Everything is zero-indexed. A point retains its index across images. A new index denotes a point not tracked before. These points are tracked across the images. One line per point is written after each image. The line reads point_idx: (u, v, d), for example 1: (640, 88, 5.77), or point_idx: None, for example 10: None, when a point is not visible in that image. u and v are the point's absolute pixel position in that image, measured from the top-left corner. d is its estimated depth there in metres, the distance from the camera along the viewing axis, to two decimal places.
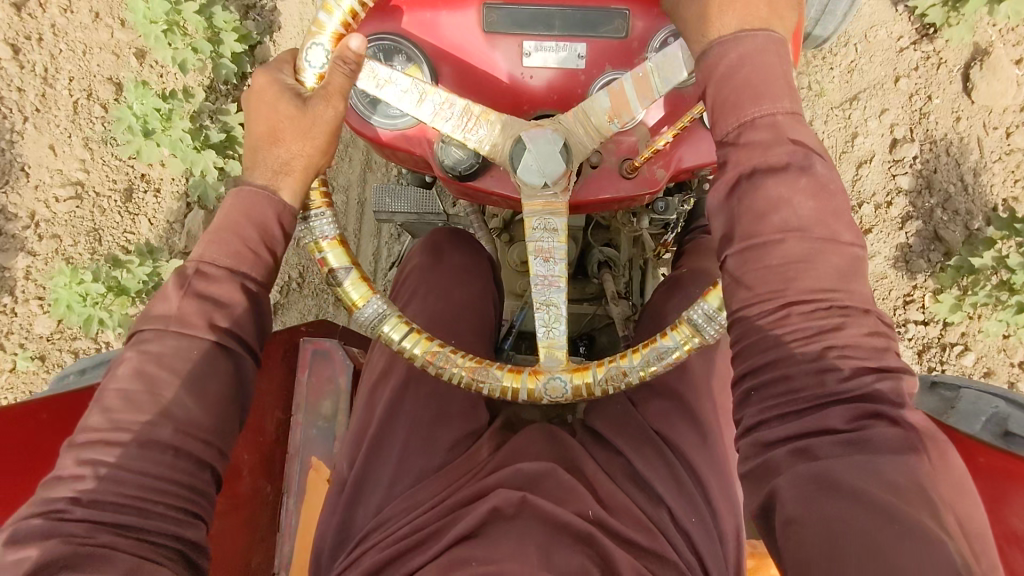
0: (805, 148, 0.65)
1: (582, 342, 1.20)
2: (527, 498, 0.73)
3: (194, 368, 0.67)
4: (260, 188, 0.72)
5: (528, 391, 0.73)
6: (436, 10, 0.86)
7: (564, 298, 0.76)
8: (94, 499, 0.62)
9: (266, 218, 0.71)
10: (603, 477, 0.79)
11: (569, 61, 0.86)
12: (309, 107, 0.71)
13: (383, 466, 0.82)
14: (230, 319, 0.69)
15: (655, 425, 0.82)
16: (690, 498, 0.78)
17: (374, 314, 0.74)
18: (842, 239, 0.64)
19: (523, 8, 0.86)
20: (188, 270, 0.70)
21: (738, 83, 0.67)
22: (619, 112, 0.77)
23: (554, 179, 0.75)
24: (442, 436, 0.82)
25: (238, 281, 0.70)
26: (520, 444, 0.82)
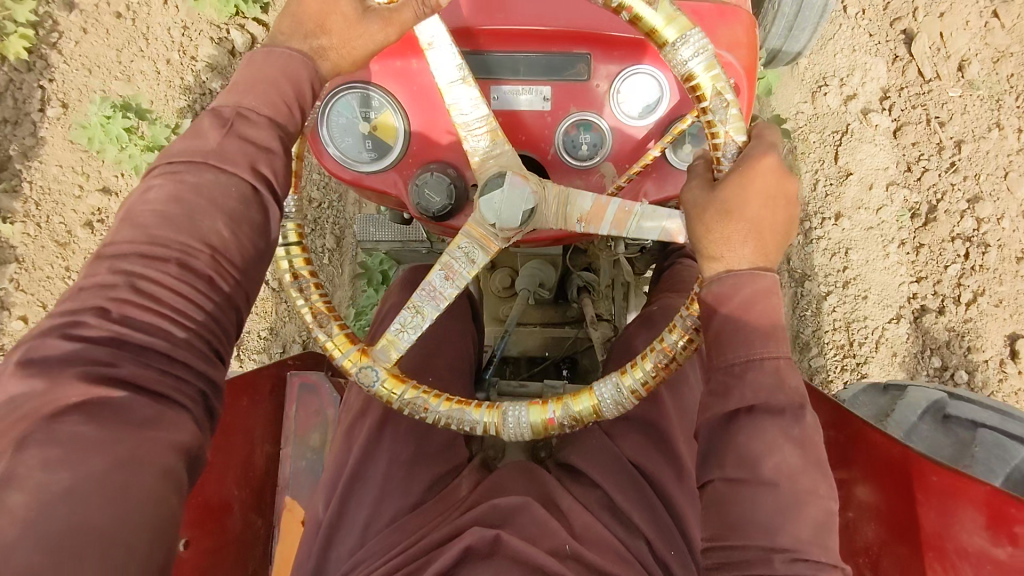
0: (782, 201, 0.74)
1: (566, 365, 1.42)
2: (500, 537, 0.75)
3: (233, 202, 0.67)
4: (294, 52, 0.75)
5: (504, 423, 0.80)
6: (407, 59, 0.91)
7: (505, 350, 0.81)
8: (123, 316, 0.59)
9: (301, 79, 0.74)
10: (579, 509, 0.83)
11: (535, 104, 0.90)
12: (365, 19, 0.76)
13: (363, 507, 0.86)
14: (269, 168, 0.70)
15: (631, 460, 0.88)
16: (660, 531, 0.85)
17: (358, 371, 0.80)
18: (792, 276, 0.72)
19: (488, 54, 0.89)
20: (226, 114, 0.70)
21: (739, 290, 0.70)
22: (591, 220, 0.81)
23: (504, 225, 0.78)
24: (418, 477, 0.87)
25: (274, 130, 0.71)
26: (497, 481, 0.86)
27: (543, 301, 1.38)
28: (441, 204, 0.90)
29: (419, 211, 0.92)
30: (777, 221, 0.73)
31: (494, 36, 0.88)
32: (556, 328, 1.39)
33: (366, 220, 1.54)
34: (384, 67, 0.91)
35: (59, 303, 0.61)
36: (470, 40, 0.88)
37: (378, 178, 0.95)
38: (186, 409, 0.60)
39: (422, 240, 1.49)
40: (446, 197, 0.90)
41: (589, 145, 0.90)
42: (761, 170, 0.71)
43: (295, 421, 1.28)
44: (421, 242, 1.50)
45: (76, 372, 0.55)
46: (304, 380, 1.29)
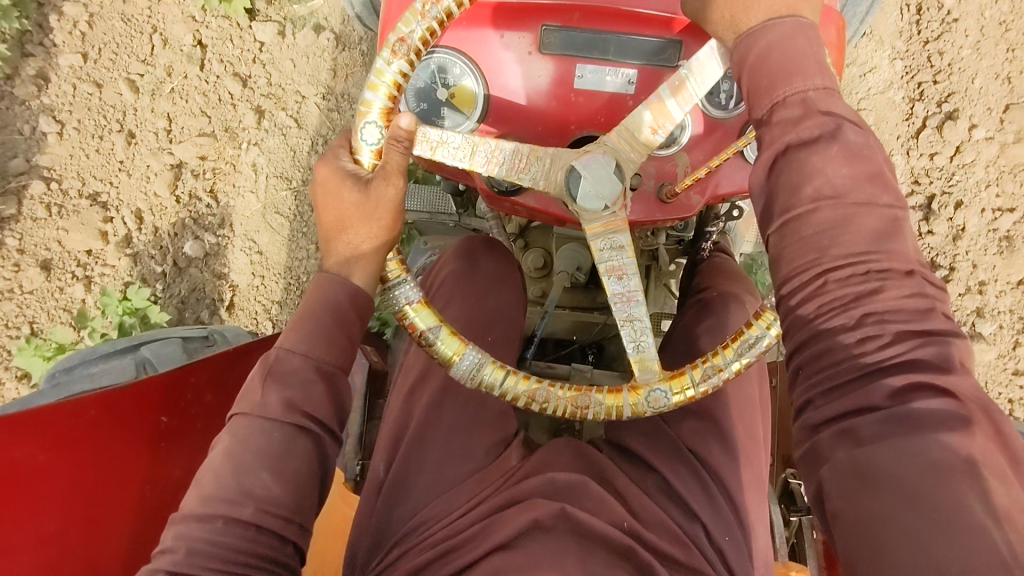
0: (837, 119, 0.66)
1: (592, 350, 1.41)
2: (566, 509, 0.74)
3: (273, 449, 0.71)
4: (333, 275, 0.76)
5: (631, 408, 0.77)
6: (494, 28, 0.91)
7: (644, 311, 0.79)
8: (188, 555, 0.67)
9: (338, 301, 0.75)
10: (635, 489, 0.81)
11: (619, 86, 0.91)
12: (371, 191, 0.73)
13: (420, 474, 0.83)
14: (306, 398, 0.73)
15: (689, 443, 0.83)
16: (720, 513, 0.81)
17: (471, 366, 0.76)
18: (880, 201, 0.64)
19: (580, 31, 0.90)
20: (271, 358, 0.74)
21: (772, 68, 0.69)
22: (660, 122, 0.79)
23: (612, 201, 0.77)
24: (476, 442, 0.85)
25: (314, 363, 0.74)
26: (548, 454, 0.85)
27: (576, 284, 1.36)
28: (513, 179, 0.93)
29: (487, 183, 0.95)
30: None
31: (588, 15, 0.91)
32: (585, 313, 1.38)
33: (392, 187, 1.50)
34: (470, 32, 0.91)
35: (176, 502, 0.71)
36: (565, 15, 0.91)
37: None
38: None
39: (451, 213, 1.50)
40: None
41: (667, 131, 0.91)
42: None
43: None
44: (449, 214, 1.50)
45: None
46: None
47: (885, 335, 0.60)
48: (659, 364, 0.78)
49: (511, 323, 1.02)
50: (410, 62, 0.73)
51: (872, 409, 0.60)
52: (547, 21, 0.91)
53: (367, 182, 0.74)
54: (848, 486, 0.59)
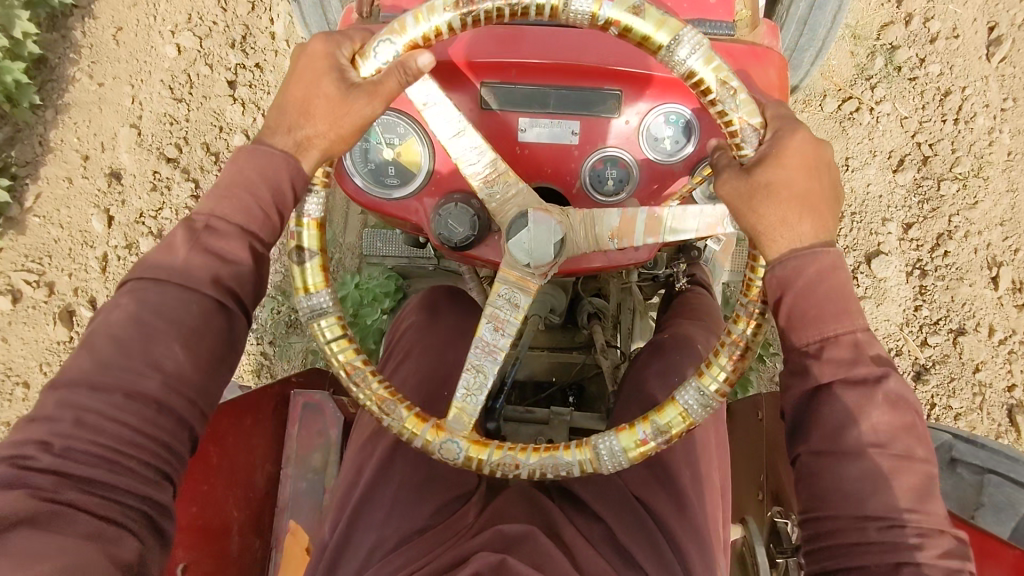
0: (884, 367, 0.70)
1: (573, 391, 1.39)
2: (505, 560, 0.72)
3: (189, 323, 0.71)
4: (275, 150, 0.77)
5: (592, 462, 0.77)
6: (433, 87, 0.91)
7: (494, 368, 0.80)
8: (66, 449, 0.64)
9: (280, 181, 0.76)
10: (581, 540, 0.80)
11: (562, 137, 0.91)
12: (351, 97, 0.77)
13: (368, 532, 0.84)
14: (233, 276, 0.74)
15: (635, 491, 0.84)
16: (670, 567, 0.79)
17: (317, 306, 0.82)
18: (883, 393, 0.69)
19: (519, 86, 0.90)
20: (199, 224, 0.74)
21: (819, 300, 0.70)
22: (621, 234, 0.82)
23: (538, 262, 0.79)
24: (425, 502, 0.85)
25: (246, 239, 0.74)
26: (501, 506, 0.84)
27: (551, 325, 1.35)
28: (464, 235, 0.90)
29: (440, 240, 0.92)
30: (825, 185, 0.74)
31: (525, 70, 0.89)
32: (563, 353, 1.38)
33: (372, 233, 1.51)
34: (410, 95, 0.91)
35: (110, 300, 0.72)
36: (503, 72, 0.90)
37: (397, 205, 0.95)
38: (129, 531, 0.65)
39: (430, 258, 1.48)
40: (469, 228, 0.90)
41: (615, 180, 0.90)
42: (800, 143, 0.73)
43: (296, 443, 1.26)
44: (428, 260, 1.49)
45: (14, 495, 0.61)
46: (308, 401, 1.27)
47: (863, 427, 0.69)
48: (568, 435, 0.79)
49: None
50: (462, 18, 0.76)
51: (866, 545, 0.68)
52: (485, 78, 0.90)
53: (351, 85, 0.77)
54: None
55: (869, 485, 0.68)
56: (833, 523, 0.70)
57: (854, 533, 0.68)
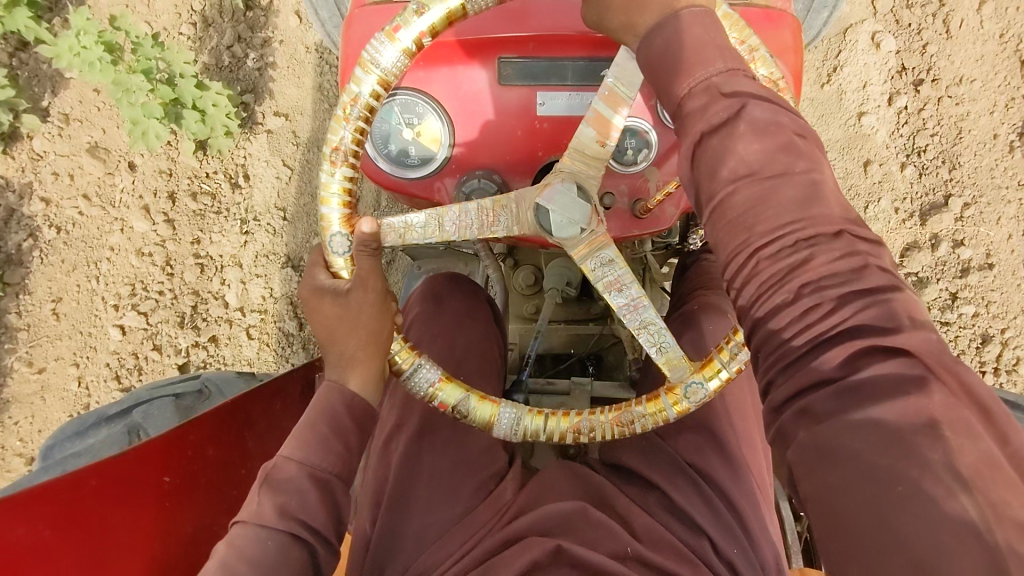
0: (741, 98, 0.67)
1: (592, 361, 1.42)
2: (561, 547, 0.75)
3: (319, 434, 0.77)
4: (332, 383, 0.80)
5: (675, 409, 0.80)
6: (453, 66, 0.93)
7: (655, 313, 0.81)
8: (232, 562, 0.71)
9: (337, 410, 0.78)
10: (637, 510, 0.82)
11: (580, 111, 0.93)
12: (351, 299, 0.78)
13: (410, 518, 0.86)
14: (301, 506, 0.74)
15: (687, 458, 0.85)
16: (728, 528, 0.82)
17: (510, 423, 0.81)
18: (796, 169, 0.64)
19: (537, 60, 0.92)
20: (267, 472, 0.76)
21: (692, 74, 0.70)
22: (605, 134, 0.82)
23: (588, 222, 0.80)
24: (462, 484, 0.88)
25: (302, 537, 0.73)
26: (544, 484, 0.86)
27: (568, 299, 1.37)
28: None
29: None
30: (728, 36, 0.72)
31: (541, 45, 0.92)
32: (580, 325, 1.40)
33: None
34: (430, 73, 0.93)
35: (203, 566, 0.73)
36: (519, 47, 0.92)
37: (421, 186, 0.97)
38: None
39: (440, 240, 1.49)
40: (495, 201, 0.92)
41: (634, 150, 0.93)
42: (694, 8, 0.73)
43: None
44: (437, 241, 1.50)
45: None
46: None
47: (824, 304, 0.59)
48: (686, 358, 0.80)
49: (485, 354, 1.03)
50: (351, 167, 0.79)
51: (826, 383, 0.56)
52: (502, 54, 0.93)
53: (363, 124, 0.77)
54: None
55: (753, 211, 0.64)
56: (763, 334, 0.62)
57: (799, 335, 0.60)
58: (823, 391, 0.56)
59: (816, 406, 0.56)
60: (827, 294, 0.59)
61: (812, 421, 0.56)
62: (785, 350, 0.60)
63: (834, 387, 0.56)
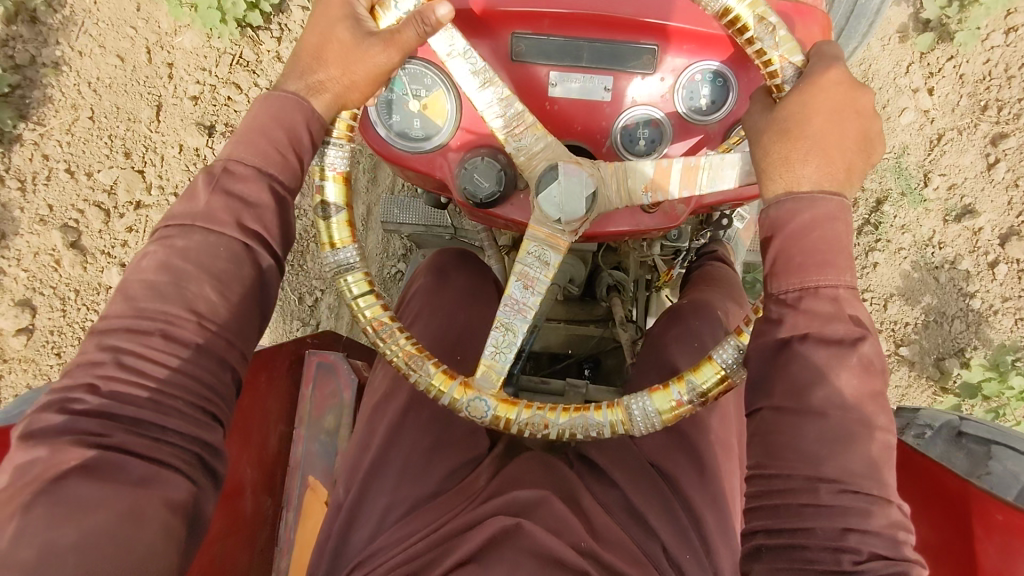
0: (864, 327, 0.67)
1: (588, 365, 1.39)
2: (521, 525, 0.71)
3: (222, 267, 0.70)
4: (292, 96, 0.76)
5: (451, 399, 0.76)
6: (465, 39, 0.88)
7: (525, 328, 0.78)
8: (112, 390, 0.64)
9: (294, 124, 0.75)
10: (599, 509, 0.79)
11: (594, 93, 0.90)
12: (365, 47, 0.75)
13: (373, 496, 0.82)
14: (257, 219, 0.72)
15: (652, 459, 0.84)
16: (688, 535, 0.80)
17: (344, 261, 0.80)
18: (875, 366, 0.67)
19: (551, 38, 0.88)
20: (217, 169, 0.73)
21: (808, 246, 0.68)
22: (656, 187, 0.80)
23: (568, 219, 0.77)
24: (433, 467, 0.83)
25: (264, 181, 0.73)
26: (514, 473, 0.81)
27: (569, 296, 1.33)
28: (490, 189, 0.88)
29: (465, 196, 0.90)
30: (831, 89, 0.72)
31: (559, 21, 0.87)
32: (580, 326, 1.36)
33: (389, 201, 1.49)
34: None
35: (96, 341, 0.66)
36: (534, 22, 0.87)
37: (423, 159, 0.92)
38: (179, 474, 0.64)
39: (447, 226, 1.46)
40: (496, 183, 0.88)
41: (646, 140, 0.89)
42: (831, 81, 0.72)
43: (310, 402, 1.26)
44: (445, 227, 1.46)
45: (69, 438, 0.61)
46: (322, 359, 1.28)
47: (862, 553, 0.62)
48: (502, 381, 0.77)
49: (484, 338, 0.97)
50: None
51: None
52: (517, 28, 0.88)
53: (367, 32, 0.76)
54: None
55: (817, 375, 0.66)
56: (789, 538, 0.65)
57: (830, 563, 0.62)
58: None
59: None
60: (866, 546, 0.62)
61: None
62: (807, 564, 0.63)
63: None
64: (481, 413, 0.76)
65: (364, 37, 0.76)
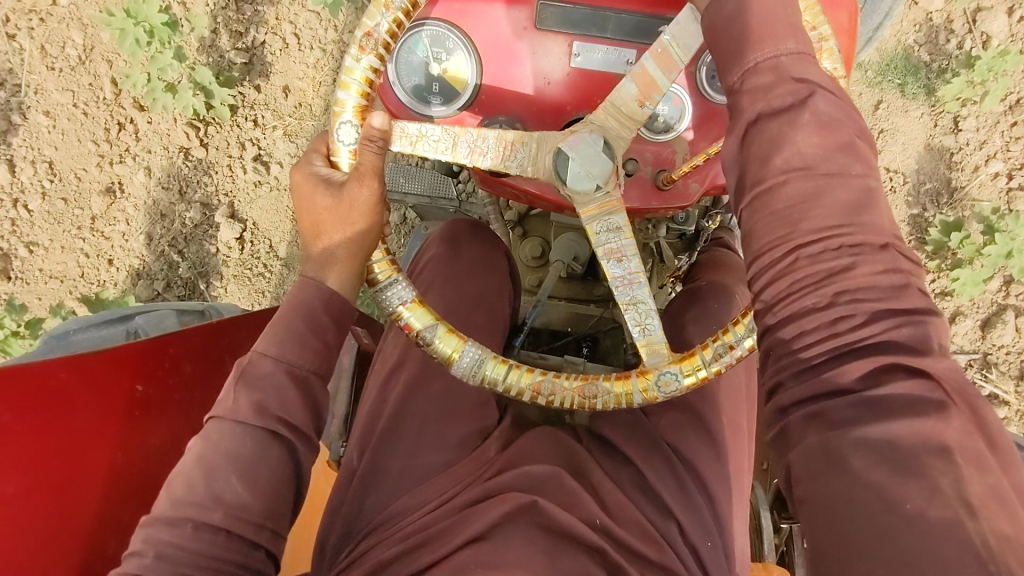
0: (809, 85, 0.63)
1: (587, 343, 1.37)
2: (536, 503, 0.73)
3: (245, 454, 0.69)
4: (306, 276, 0.75)
5: (642, 394, 0.75)
6: (488, 2, 0.86)
7: (647, 292, 0.77)
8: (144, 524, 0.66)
9: (311, 303, 0.73)
10: (609, 485, 0.80)
11: (617, 66, 0.86)
12: (344, 191, 0.72)
13: (389, 461, 0.83)
14: (279, 404, 0.70)
15: (666, 437, 0.84)
16: (699, 514, 0.81)
17: (471, 362, 0.75)
18: None
19: (577, 7, 0.85)
20: (245, 363, 0.72)
21: (736, 30, 0.66)
22: (649, 94, 0.76)
23: (604, 180, 0.75)
24: (450, 434, 0.85)
25: (285, 367, 0.71)
26: (525, 445, 0.84)
27: (572, 274, 1.33)
28: None
29: None
30: None
31: None
32: (581, 305, 1.37)
33: (395, 168, 1.48)
34: (464, 6, 0.85)
35: None
36: None
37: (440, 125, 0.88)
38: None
39: (452, 199, 1.46)
40: None
41: (666, 117, 0.87)
42: None
43: None
44: (450, 200, 1.47)
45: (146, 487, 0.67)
46: None
47: (857, 316, 0.58)
48: (667, 347, 0.76)
49: (492, 313, 0.98)
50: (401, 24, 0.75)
51: (845, 392, 0.57)
52: None
53: (339, 185, 0.74)
54: (817, 469, 0.56)
55: None
56: (786, 331, 0.61)
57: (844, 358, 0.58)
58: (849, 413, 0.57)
59: (833, 412, 0.57)
60: (864, 306, 0.58)
61: (823, 425, 0.57)
62: (805, 353, 0.59)
63: (852, 397, 0.56)
64: (673, 387, 0.74)
65: (339, 189, 0.73)
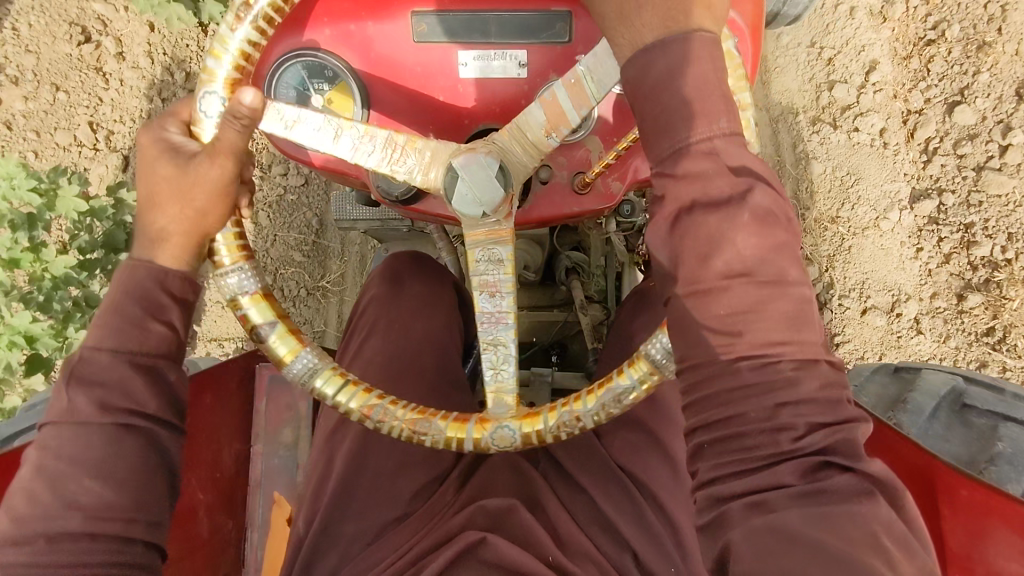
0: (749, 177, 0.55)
1: (554, 351, 1.32)
2: (485, 538, 0.70)
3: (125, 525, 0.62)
4: (135, 258, 0.65)
5: (473, 442, 0.68)
6: (362, 22, 0.79)
7: (511, 336, 0.70)
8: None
9: (144, 288, 0.64)
10: (566, 515, 0.77)
11: (509, 70, 0.80)
12: (191, 166, 0.64)
13: (341, 527, 0.78)
14: (124, 398, 0.62)
15: (619, 461, 0.81)
16: (661, 546, 0.75)
17: (304, 370, 0.69)
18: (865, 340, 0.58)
19: (456, 15, 0.79)
20: (74, 359, 0.63)
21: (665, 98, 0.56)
22: (557, 125, 0.68)
23: (493, 207, 0.67)
24: (400, 487, 0.80)
25: (126, 360, 0.62)
26: (482, 481, 0.80)
27: (527, 282, 1.27)
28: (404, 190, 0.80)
29: (381, 196, 0.83)
30: None
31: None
32: (544, 311, 1.30)
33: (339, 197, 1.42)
34: (336, 28, 0.80)
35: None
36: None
37: (333, 157, 0.84)
38: None
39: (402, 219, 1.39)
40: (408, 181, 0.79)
41: None
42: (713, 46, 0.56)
43: (266, 417, 1.20)
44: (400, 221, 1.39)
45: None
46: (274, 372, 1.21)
47: (800, 428, 0.53)
48: (516, 399, 0.70)
49: (444, 349, 0.94)
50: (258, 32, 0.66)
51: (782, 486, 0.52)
52: (417, 7, 0.80)
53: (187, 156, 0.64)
54: (767, 546, 0.50)
55: None
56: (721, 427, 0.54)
57: (765, 445, 0.53)
58: (780, 490, 0.52)
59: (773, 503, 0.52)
60: (803, 418, 0.53)
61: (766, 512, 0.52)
62: (746, 452, 0.53)
63: (792, 490, 0.52)
64: (507, 439, 0.68)
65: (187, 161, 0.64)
